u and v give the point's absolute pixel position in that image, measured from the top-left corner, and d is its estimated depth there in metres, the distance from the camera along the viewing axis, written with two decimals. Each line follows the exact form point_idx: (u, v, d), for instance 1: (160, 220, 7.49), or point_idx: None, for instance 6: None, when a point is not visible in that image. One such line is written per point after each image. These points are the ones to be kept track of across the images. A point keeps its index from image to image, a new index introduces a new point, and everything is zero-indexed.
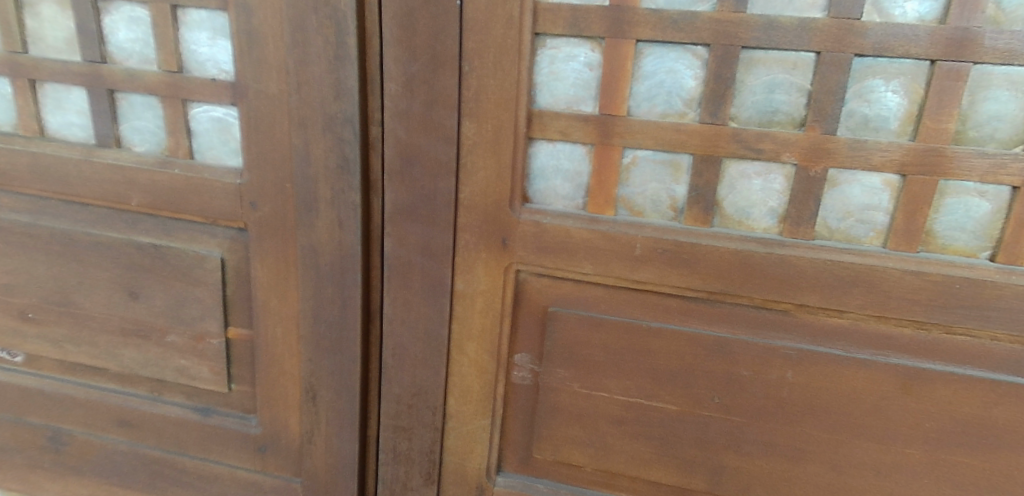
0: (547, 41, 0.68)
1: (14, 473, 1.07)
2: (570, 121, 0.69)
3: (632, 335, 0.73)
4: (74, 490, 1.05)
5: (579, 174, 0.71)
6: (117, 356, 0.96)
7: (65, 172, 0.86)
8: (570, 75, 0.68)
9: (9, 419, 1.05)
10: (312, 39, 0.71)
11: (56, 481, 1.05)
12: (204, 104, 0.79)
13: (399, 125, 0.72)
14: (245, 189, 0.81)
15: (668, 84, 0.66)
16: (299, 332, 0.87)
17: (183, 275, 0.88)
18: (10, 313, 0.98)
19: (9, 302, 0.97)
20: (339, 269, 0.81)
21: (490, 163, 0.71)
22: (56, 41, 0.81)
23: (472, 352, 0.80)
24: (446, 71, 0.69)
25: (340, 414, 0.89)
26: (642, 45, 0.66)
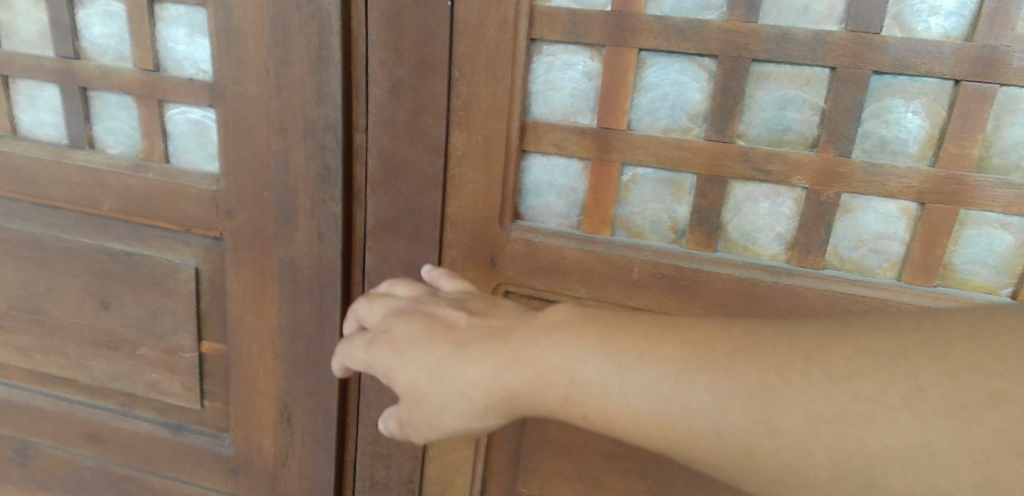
0: (543, 47, 0.63)
1: None
2: (566, 133, 0.64)
3: None
4: None
5: (575, 190, 0.66)
6: (87, 367, 0.92)
7: (35, 173, 0.81)
8: (567, 84, 0.64)
9: None
10: (293, 39, 0.67)
11: None
12: (181, 105, 0.75)
13: (384, 133, 0.68)
14: (222, 196, 0.76)
15: (672, 97, 0.62)
16: (275, 349, 0.82)
17: (156, 284, 0.84)
18: None
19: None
20: (318, 284, 0.76)
21: (479, 176, 0.67)
22: (28, 35, 0.77)
23: None
24: (434, 76, 0.64)
25: (316, 437, 0.84)
26: (645, 54, 0.61)
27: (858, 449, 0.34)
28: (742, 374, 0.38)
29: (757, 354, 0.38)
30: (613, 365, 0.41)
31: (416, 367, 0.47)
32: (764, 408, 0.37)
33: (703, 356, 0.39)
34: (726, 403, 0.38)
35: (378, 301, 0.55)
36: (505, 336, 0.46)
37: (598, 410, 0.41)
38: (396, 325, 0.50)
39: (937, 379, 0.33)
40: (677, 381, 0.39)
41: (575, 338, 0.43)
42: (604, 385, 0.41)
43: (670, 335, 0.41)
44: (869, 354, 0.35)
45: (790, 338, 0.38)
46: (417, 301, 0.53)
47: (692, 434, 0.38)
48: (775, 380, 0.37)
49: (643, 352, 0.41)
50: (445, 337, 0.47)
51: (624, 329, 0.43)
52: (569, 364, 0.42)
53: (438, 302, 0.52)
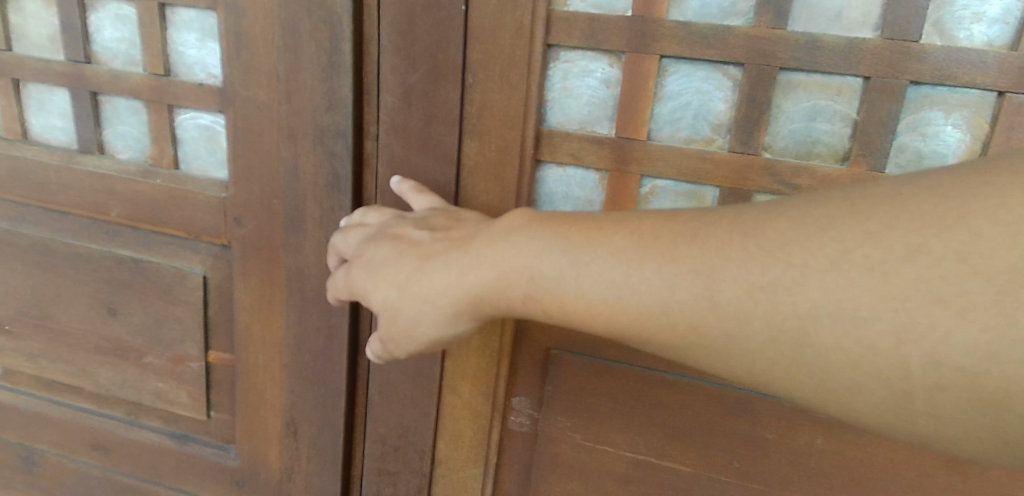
0: (560, 53, 0.60)
1: None
2: (583, 143, 0.62)
3: (643, 385, 0.65)
4: None
5: (592, 203, 0.63)
6: (94, 375, 0.90)
7: (45, 178, 0.81)
8: (584, 92, 0.61)
9: None
10: (304, 44, 0.65)
11: None
12: (191, 110, 0.74)
13: (395, 141, 0.66)
14: (230, 203, 0.74)
15: (694, 106, 0.59)
16: (282, 360, 0.80)
17: (164, 292, 0.82)
18: None
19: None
20: (326, 294, 0.74)
21: (492, 187, 0.64)
22: (39, 38, 0.76)
23: (466, 394, 0.72)
24: (447, 83, 0.62)
25: (322, 452, 0.81)
26: (667, 61, 0.59)
27: (788, 313, 0.37)
28: (680, 255, 0.41)
29: (692, 238, 0.41)
30: (567, 258, 0.45)
31: (390, 284, 0.53)
32: (702, 284, 0.40)
33: (644, 246, 0.42)
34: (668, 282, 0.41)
35: (359, 230, 0.60)
36: (467, 243, 0.50)
37: (558, 303, 0.45)
38: (375, 249, 0.56)
39: (859, 239, 0.35)
40: (623, 269, 0.42)
41: (528, 236, 0.47)
42: (558, 278, 0.45)
43: (615, 226, 0.44)
44: (800, 226, 0.38)
45: (733, 220, 0.40)
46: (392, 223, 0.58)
47: (641, 315, 0.42)
48: (714, 258, 0.40)
49: (591, 245, 0.44)
50: (415, 254, 0.53)
51: (577, 227, 0.46)
52: (525, 263, 0.46)
53: (410, 222, 0.57)
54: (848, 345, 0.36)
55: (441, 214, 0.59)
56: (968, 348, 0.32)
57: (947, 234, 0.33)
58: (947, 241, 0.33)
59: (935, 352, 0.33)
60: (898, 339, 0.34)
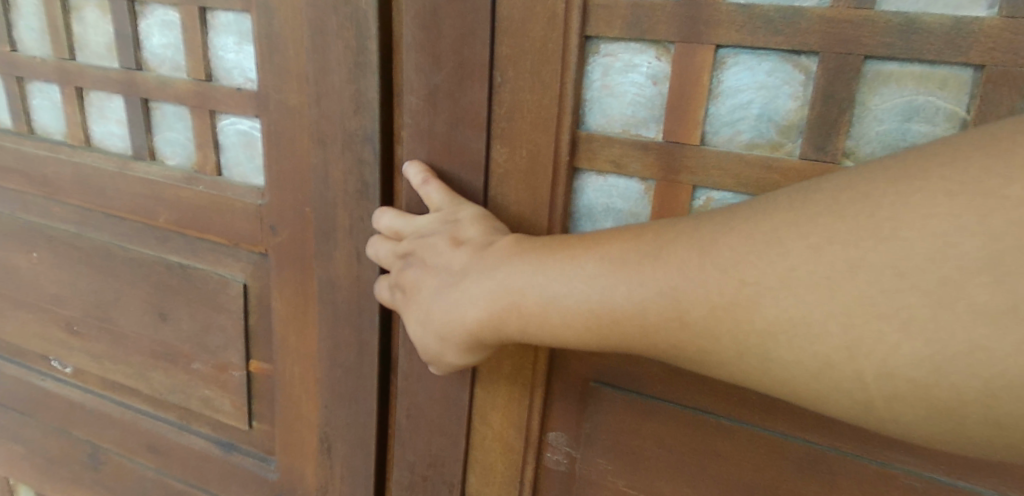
0: (600, 45, 0.53)
1: (60, 486, 1.05)
2: (626, 148, 0.53)
3: (694, 432, 0.56)
4: None
5: (636, 216, 0.55)
6: (149, 378, 0.91)
7: (102, 184, 0.82)
8: (628, 90, 0.53)
9: (57, 430, 1.03)
10: (331, 44, 0.62)
11: None
12: (232, 116, 0.73)
13: (420, 147, 0.60)
14: (265, 210, 0.72)
15: (758, 105, 0.50)
16: (316, 375, 0.77)
17: (208, 300, 0.81)
18: (59, 324, 0.96)
19: (58, 314, 0.95)
20: (357, 308, 0.70)
21: (523, 197, 0.57)
22: (98, 47, 0.78)
23: (498, 424, 0.64)
24: (474, 82, 0.56)
25: (354, 473, 0.77)
26: (725, 51, 0.50)
27: (750, 330, 0.38)
28: (648, 276, 0.42)
29: (655, 258, 0.42)
30: (547, 285, 0.46)
31: (415, 319, 0.54)
32: (672, 305, 0.41)
33: (617, 269, 0.43)
34: (643, 304, 0.42)
35: (378, 243, 0.60)
36: (463, 273, 0.50)
37: (548, 333, 0.47)
38: (401, 275, 0.57)
39: (803, 255, 0.36)
40: (599, 293, 0.43)
41: (513, 264, 0.48)
42: (546, 305, 0.46)
43: (586, 248, 0.46)
44: (753, 241, 0.38)
45: (692, 238, 0.41)
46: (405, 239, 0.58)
47: (621, 335, 0.43)
48: (677, 279, 0.40)
49: (566, 270, 0.45)
50: (429, 285, 0.53)
51: (557, 251, 0.47)
52: (511, 293, 0.47)
53: (420, 241, 0.56)
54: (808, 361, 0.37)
55: (447, 226, 0.55)
56: (915, 361, 0.33)
57: (879, 248, 0.34)
58: (880, 254, 0.34)
59: (888, 366, 0.34)
60: (851, 356, 0.35)
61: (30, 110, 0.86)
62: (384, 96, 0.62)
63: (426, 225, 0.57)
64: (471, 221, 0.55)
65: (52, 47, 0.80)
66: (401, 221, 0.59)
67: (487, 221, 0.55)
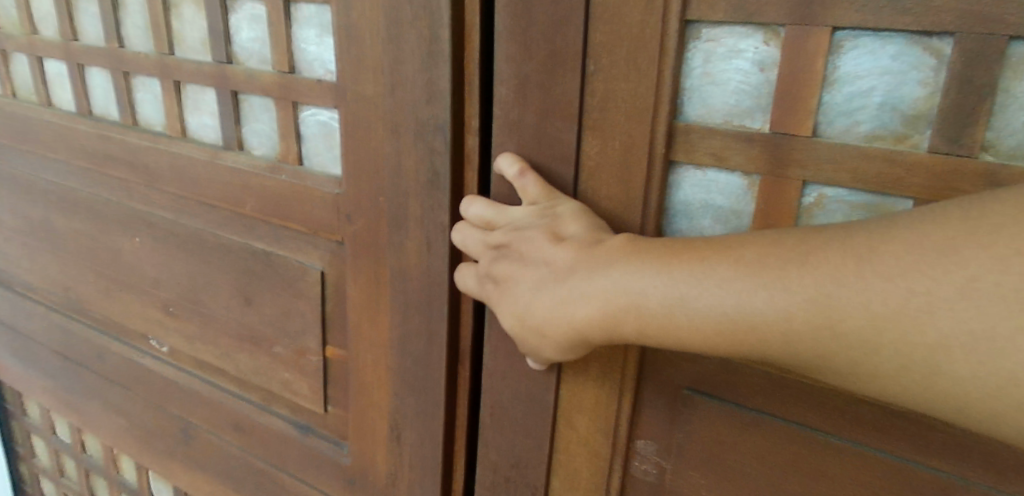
0: (702, 30, 0.50)
1: (158, 456, 1.11)
2: (727, 140, 0.50)
3: (797, 449, 0.53)
4: (201, 484, 1.06)
5: (737, 214, 0.52)
6: (234, 360, 0.94)
7: (196, 173, 0.84)
8: (732, 78, 0.50)
9: (153, 405, 1.07)
10: (406, 33, 0.61)
11: (187, 470, 1.07)
12: (312, 107, 0.73)
13: (509, 138, 0.58)
14: (342, 200, 0.72)
15: (881, 93, 0.45)
16: (389, 363, 0.76)
17: (288, 285, 0.81)
18: (157, 305, 0.99)
19: (157, 296, 0.98)
20: (426, 298, 0.70)
21: (616, 191, 0.54)
22: (193, 42, 0.80)
23: (583, 428, 0.62)
24: (567, 71, 0.53)
25: (424, 461, 0.77)
26: (842, 34, 0.45)
27: (917, 342, 0.35)
28: (795, 283, 0.39)
29: (802, 263, 0.39)
30: (671, 288, 0.43)
31: (511, 313, 0.53)
32: (825, 315, 0.38)
33: (754, 274, 0.41)
34: (787, 314, 0.39)
35: (466, 230, 0.59)
36: (570, 270, 0.49)
37: (670, 338, 0.45)
38: (491, 267, 0.55)
39: (983, 264, 0.33)
40: (736, 300, 0.41)
41: (627, 263, 0.46)
42: (669, 309, 0.44)
43: (716, 250, 0.43)
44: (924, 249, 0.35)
45: (845, 242, 0.38)
46: (498, 231, 0.56)
47: (759, 344, 0.41)
48: (829, 286, 0.38)
49: (695, 274, 0.43)
50: (527, 279, 0.51)
51: (680, 252, 0.45)
52: (626, 294, 0.45)
53: (515, 233, 0.54)
54: (983, 377, 0.34)
55: (545, 221, 0.53)
56: None
57: None
58: None
59: None
60: None
61: (135, 103, 0.89)
62: (455, 84, 0.61)
63: (521, 217, 0.55)
64: (572, 217, 0.53)
65: (153, 43, 0.82)
66: (494, 211, 0.58)
67: (588, 218, 0.53)
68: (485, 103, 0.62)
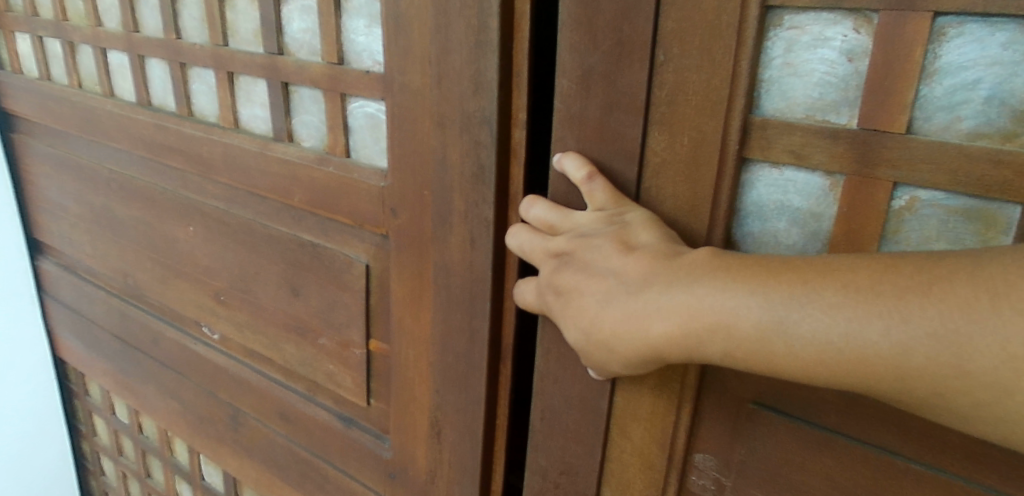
0: (784, 16, 0.46)
1: (207, 442, 1.11)
2: (809, 137, 0.46)
3: (874, 475, 0.49)
4: (246, 471, 1.05)
5: (818, 217, 0.48)
6: (281, 349, 0.91)
7: (246, 163, 0.83)
8: (815, 69, 0.46)
9: (204, 390, 1.07)
10: (454, 23, 0.59)
11: (233, 457, 1.06)
12: (361, 98, 0.71)
13: (568, 132, 0.55)
14: (387, 193, 0.71)
15: (989, 85, 0.41)
16: (429, 359, 0.74)
17: (334, 278, 0.80)
18: (208, 293, 0.98)
19: (208, 284, 0.98)
20: (469, 294, 0.67)
21: (682, 190, 0.51)
22: (246, 33, 0.79)
23: (638, 438, 0.59)
24: (633, 62, 0.50)
25: (463, 461, 0.75)
26: (945, 20, 0.41)
27: None
28: (913, 313, 0.40)
29: (922, 294, 0.40)
30: (772, 310, 0.44)
31: (578, 323, 0.53)
32: (945, 349, 0.39)
33: (865, 300, 0.42)
34: (905, 345, 0.40)
35: (524, 234, 0.58)
36: (645, 283, 0.48)
37: (766, 360, 0.46)
38: (554, 274, 0.55)
39: None
40: (846, 327, 0.42)
41: (714, 280, 0.46)
42: (768, 331, 0.45)
43: (820, 273, 0.44)
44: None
45: (971, 274, 0.39)
46: (562, 236, 0.55)
47: (867, 371, 0.42)
48: (957, 321, 0.39)
49: (801, 297, 0.44)
50: (596, 291, 0.51)
51: (780, 275, 0.45)
52: (717, 313, 0.45)
53: (580, 240, 0.53)
54: None
55: (614, 228, 0.52)
56: None
57: None
58: None
59: None
60: None
61: (190, 93, 0.89)
62: (503, 75, 0.58)
63: (586, 223, 0.54)
64: (643, 226, 0.51)
65: (208, 34, 0.82)
66: (556, 215, 0.56)
67: (659, 228, 0.51)
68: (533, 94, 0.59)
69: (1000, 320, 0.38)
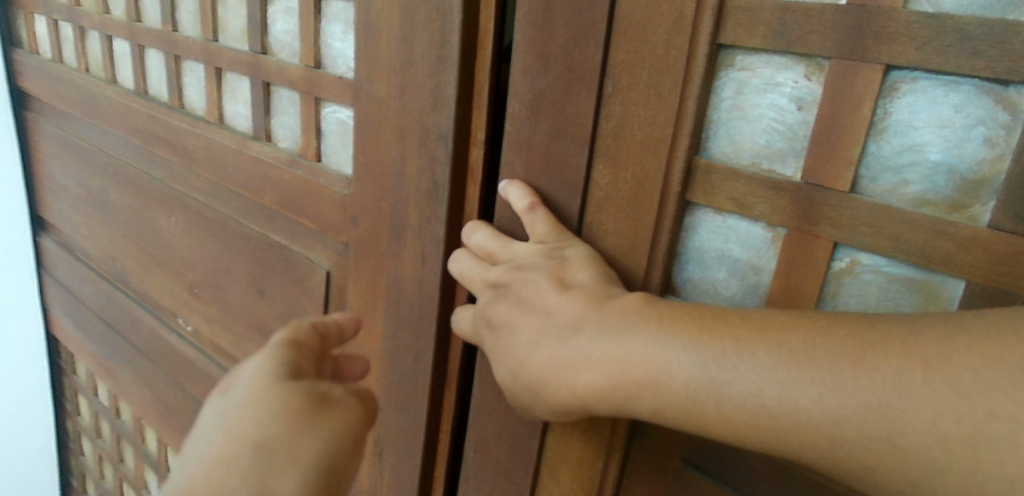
0: (736, 56, 0.43)
1: (174, 433, 1.10)
2: (752, 185, 0.43)
3: None
4: None
5: (756, 270, 0.46)
6: (244, 348, 0.90)
7: (224, 159, 0.83)
8: (764, 115, 0.43)
9: (174, 381, 1.07)
10: (419, 36, 0.58)
11: None
12: (333, 104, 0.71)
13: (517, 157, 0.53)
14: (350, 201, 0.70)
15: (938, 149, 0.38)
16: (378, 374, 0.72)
17: (297, 282, 0.79)
18: (184, 285, 0.98)
19: (183, 275, 0.98)
20: (418, 312, 0.66)
21: (624, 228, 0.49)
22: (235, 30, 0.79)
23: (566, 484, 0.56)
24: (582, 90, 0.48)
25: (402, 483, 0.72)
26: (898, 75, 0.38)
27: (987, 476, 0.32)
28: (845, 384, 0.36)
29: (856, 363, 0.36)
30: (698, 365, 0.41)
31: (505, 361, 0.50)
32: (874, 428, 0.35)
33: (796, 365, 0.38)
34: (837, 417, 0.36)
35: (466, 261, 0.56)
36: (574, 328, 0.45)
37: (692, 423, 0.42)
38: (489, 306, 0.53)
39: None
40: (776, 391, 0.38)
41: (640, 327, 0.43)
42: (695, 391, 0.41)
43: (752, 331, 0.40)
44: (985, 362, 0.33)
45: (907, 343, 0.35)
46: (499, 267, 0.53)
47: (791, 445, 0.39)
48: (888, 392, 0.35)
49: (730, 356, 0.40)
50: (525, 331, 0.48)
51: (713, 328, 0.41)
52: (641, 366, 0.42)
53: (516, 273, 0.51)
54: None
55: (550, 262, 0.50)
56: None
57: None
58: None
59: None
60: None
61: (182, 86, 0.90)
62: (462, 92, 0.57)
63: (524, 255, 0.52)
64: (580, 262, 0.49)
65: (201, 29, 0.83)
66: (497, 243, 0.55)
67: (598, 266, 0.49)
68: (493, 115, 0.58)
69: (931, 400, 0.34)
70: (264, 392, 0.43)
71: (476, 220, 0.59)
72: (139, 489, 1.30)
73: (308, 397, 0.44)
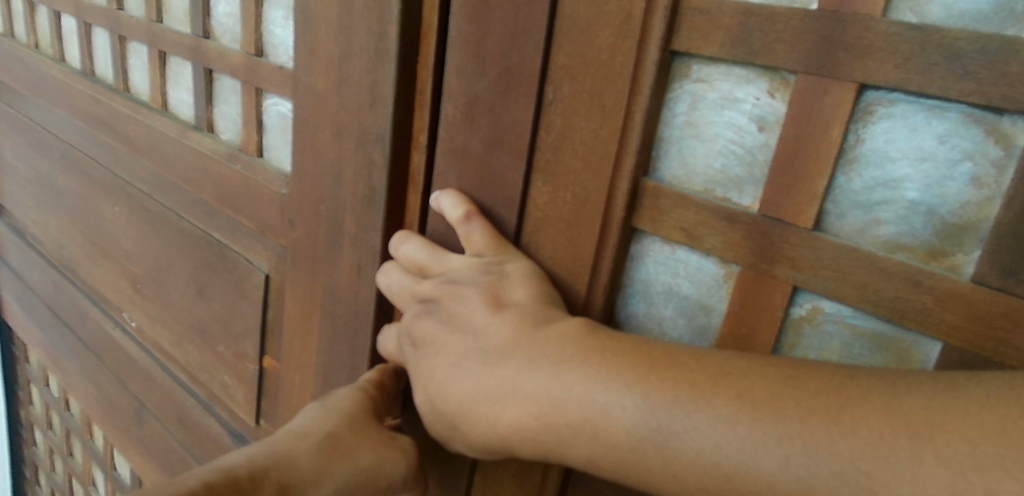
0: (692, 65, 0.37)
1: (117, 432, 1.05)
2: (702, 214, 0.38)
3: None
4: (147, 471, 0.99)
5: (706, 310, 0.40)
6: (184, 350, 0.85)
7: (166, 149, 0.78)
8: (721, 135, 0.37)
9: (118, 379, 1.01)
10: (357, 25, 0.52)
11: (137, 453, 1.00)
12: (275, 96, 0.65)
13: (452, 166, 0.47)
14: (287, 202, 0.64)
15: (917, 186, 0.32)
16: (313, 389, 0.67)
17: (236, 284, 0.74)
18: (128, 280, 0.93)
19: (127, 269, 0.92)
20: (353, 326, 0.60)
21: (564, 253, 0.43)
22: (179, 11, 0.73)
23: None
24: (520, 95, 0.42)
25: None
26: (873, 96, 0.32)
27: None
28: (816, 447, 0.30)
29: (829, 426, 0.30)
30: (643, 411, 0.35)
31: (423, 391, 0.44)
32: None
33: (756, 421, 0.32)
34: (804, 486, 0.31)
35: (394, 273, 0.51)
36: (505, 355, 0.40)
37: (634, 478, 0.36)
38: (413, 325, 0.47)
39: None
40: (735, 451, 0.32)
41: (580, 363, 0.37)
42: (634, 437, 0.35)
43: (708, 374, 0.34)
44: (983, 434, 0.27)
45: (889, 404, 0.30)
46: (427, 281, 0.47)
47: None
48: (861, 466, 0.29)
49: (681, 406, 0.34)
50: (450, 352, 0.43)
51: (670, 366, 0.36)
52: (580, 409, 0.36)
53: (445, 289, 0.45)
54: None
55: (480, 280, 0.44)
56: None
57: None
58: None
59: None
60: None
61: (127, 68, 0.84)
62: (401, 90, 0.51)
63: (455, 271, 0.46)
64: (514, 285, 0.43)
65: (145, 8, 0.77)
66: (427, 255, 0.49)
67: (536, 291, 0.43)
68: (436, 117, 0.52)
69: (916, 475, 0.28)
70: (347, 421, 0.48)
71: (405, 231, 0.54)
72: (87, 484, 1.25)
73: (378, 438, 0.48)
